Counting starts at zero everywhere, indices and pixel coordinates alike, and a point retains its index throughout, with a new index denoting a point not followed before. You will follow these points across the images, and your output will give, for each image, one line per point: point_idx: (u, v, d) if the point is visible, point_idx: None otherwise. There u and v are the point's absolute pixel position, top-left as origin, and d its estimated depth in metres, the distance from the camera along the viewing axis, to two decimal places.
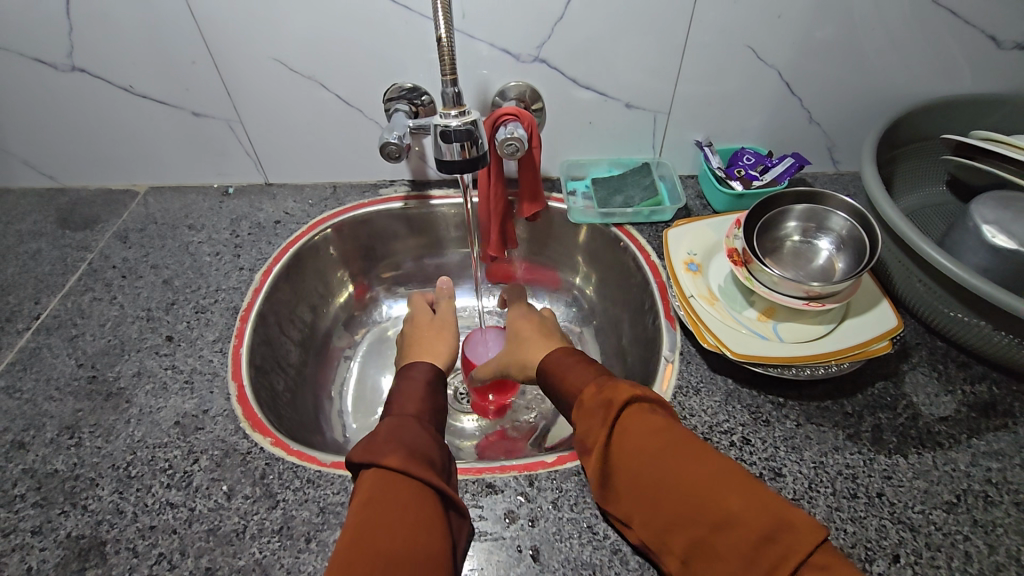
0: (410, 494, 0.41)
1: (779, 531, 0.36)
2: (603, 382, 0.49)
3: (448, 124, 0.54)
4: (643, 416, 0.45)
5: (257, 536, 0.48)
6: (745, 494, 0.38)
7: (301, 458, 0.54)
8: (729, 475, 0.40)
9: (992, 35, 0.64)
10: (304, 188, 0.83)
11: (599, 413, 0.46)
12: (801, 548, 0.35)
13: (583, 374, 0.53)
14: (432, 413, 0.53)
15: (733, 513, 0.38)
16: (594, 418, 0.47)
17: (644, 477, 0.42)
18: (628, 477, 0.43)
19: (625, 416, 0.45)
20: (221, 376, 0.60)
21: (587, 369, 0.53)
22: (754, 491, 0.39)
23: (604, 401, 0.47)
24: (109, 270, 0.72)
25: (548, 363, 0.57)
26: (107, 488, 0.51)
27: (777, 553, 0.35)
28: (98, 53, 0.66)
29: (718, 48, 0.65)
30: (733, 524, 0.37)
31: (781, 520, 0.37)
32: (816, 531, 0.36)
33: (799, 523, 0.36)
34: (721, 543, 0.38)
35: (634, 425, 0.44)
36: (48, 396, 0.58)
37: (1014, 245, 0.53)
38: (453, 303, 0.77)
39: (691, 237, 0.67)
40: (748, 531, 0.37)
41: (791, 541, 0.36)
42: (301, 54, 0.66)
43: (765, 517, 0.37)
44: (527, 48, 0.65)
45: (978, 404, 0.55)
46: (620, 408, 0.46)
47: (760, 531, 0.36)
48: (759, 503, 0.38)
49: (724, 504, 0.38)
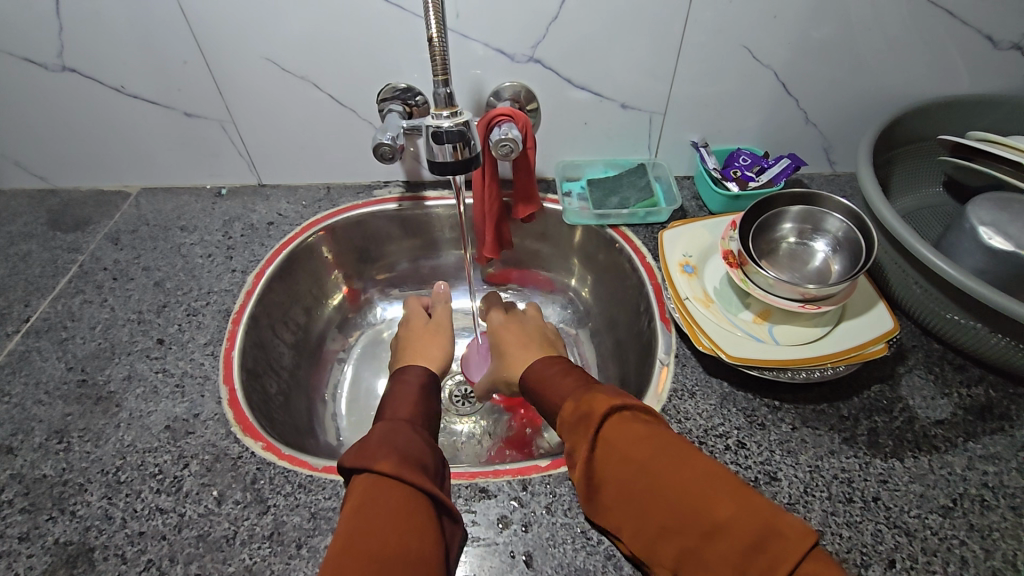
0: (398, 500, 0.41)
1: (769, 537, 0.36)
2: (588, 390, 0.49)
3: (440, 125, 0.54)
4: (630, 423, 0.44)
5: (247, 543, 0.47)
6: (737, 500, 0.38)
7: (292, 462, 0.53)
8: (720, 481, 0.39)
9: (990, 35, 0.63)
10: (299, 189, 0.82)
11: (585, 422, 0.46)
12: (792, 556, 0.35)
13: (569, 383, 0.52)
14: (425, 419, 0.52)
15: (725, 520, 0.37)
16: (581, 426, 0.46)
17: (634, 484, 0.41)
18: (617, 485, 0.43)
19: (610, 424, 0.45)
20: (212, 380, 0.60)
21: (575, 377, 0.53)
22: (744, 497, 0.38)
23: (590, 409, 0.46)
24: (99, 273, 0.71)
25: (537, 371, 0.56)
26: (96, 494, 0.51)
27: (768, 560, 0.35)
28: (88, 52, 0.66)
29: (714, 48, 0.65)
30: (725, 531, 0.37)
31: (773, 526, 0.36)
32: (806, 537, 0.35)
33: (789, 529, 0.36)
34: (715, 549, 0.37)
35: (621, 432, 0.44)
36: (37, 400, 0.58)
37: (1011, 247, 0.53)
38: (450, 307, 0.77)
39: (686, 239, 0.67)
40: (738, 539, 0.36)
41: (782, 547, 0.35)
42: (294, 54, 0.65)
43: (757, 525, 0.37)
44: (521, 48, 0.64)
45: (974, 407, 0.55)
46: (606, 417, 0.45)
47: (751, 538, 0.36)
48: (750, 510, 0.37)
49: (717, 511, 0.38)
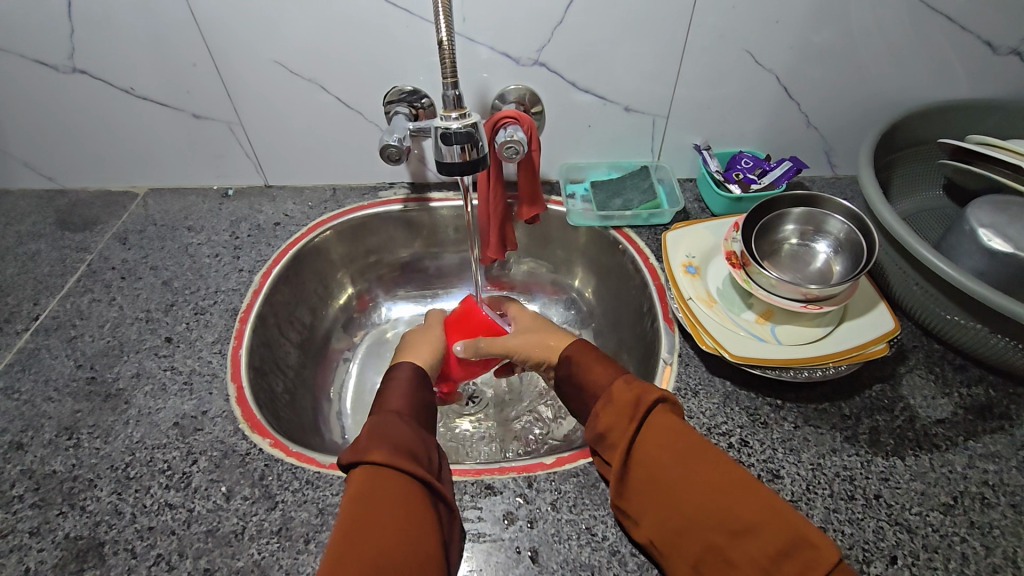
0: (407, 495, 0.41)
1: (798, 545, 0.37)
2: (633, 378, 0.50)
3: (448, 127, 0.54)
4: (664, 418, 0.46)
5: (256, 538, 0.48)
6: (764, 505, 0.39)
7: (300, 458, 0.54)
8: (749, 487, 0.40)
9: (989, 41, 0.64)
10: (304, 190, 0.83)
11: (628, 410, 0.47)
12: (819, 564, 0.36)
13: (608, 368, 0.54)
14: (416, 411, 0.52)
15: (755, 525, 0.38)
16: (623, 412, 0.48)
17: (666, 476, 0.43)
18: (649, 475, 0.44)
19: (655, 415, 0.46)
20: (220, 378, 0.60)
21: (614, 364, 0.54)
22: (774, 504, 0.39)
23: (636, 396, 0.48)
24: (108, 272, 0.72)
25: (579, 350, 0.57)
26: (106, 489, 0.51)
27: (796, 567, 0.37)
28: (100, 55, 0.67)
29: (717, 53, 0.66)
30: (754, 533, 0.38)
31: (801, 534, 0.38)
32: (834, 550, 0.37)
33: (818, 540, 0.37)
34: (739, 550, 0.38)
35: (656, 425, 0.45)
36: (47, 397, 0.58)
37: (1010, 248, 0.53)
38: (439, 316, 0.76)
39: (689, 240, 0.68)
40: (766, 544, 0.38)
41: (811, 557, 0.37)
42: (301, 56, 0.66)
43: (787, 533, 0.38)
44: (527, 52, 0.65)
45: (974, 406, 0.56)
46: (651, 407, 0.46)
47: (780, 545, 0.37)
48: (778, 517, 0.38)
49: (746, 514, 0.39)
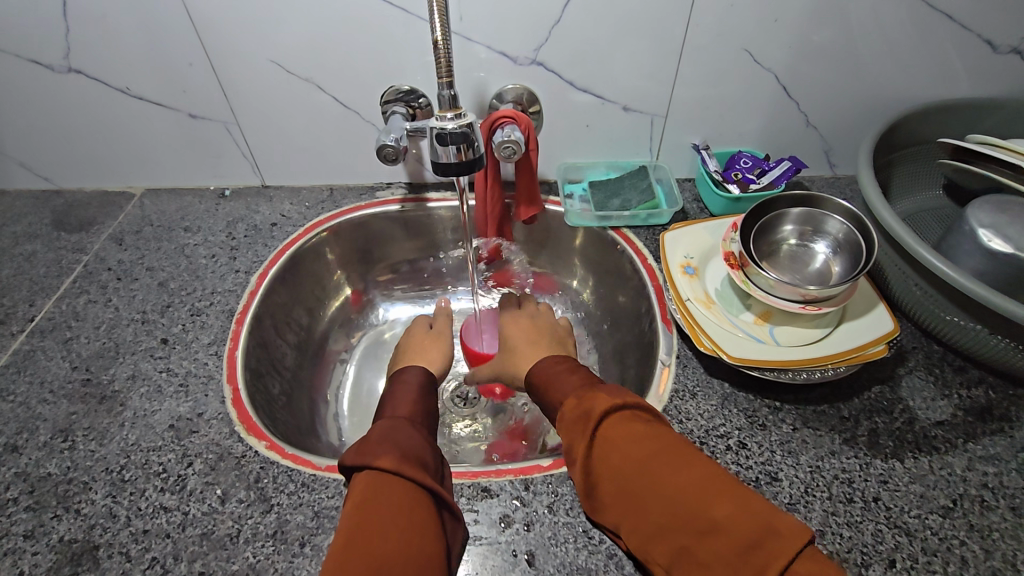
0: (385, 498, 0.41)
1: (767, 538, 0.36)
2: (589, 391, 0.51)
3: (444, 127, 0.54)
4: (637, 421, 0.46)
5: (251, 541, 0.48)
6: (734, 500, 0.39)
7: (295, 461, 0.53)
8: (715, 482, 0.40)
9: (990, 40, 0.64)
10: (301, 190, 0.82)
11: (584, 422, 0.47)
12: (788, 556, 0.35)
13: (574, 382, 0.54)
14: (423, 415, 0.54)
15: (721, 519, 0.38)
16: (583, 424, 0.48)
17: (632, 483, 0.42)
18: (618, 483, 0.43)
19: (616, 423, 0.46)
20: (216, 380, 0.60)
21: (579, 377, 0.55)
22: (739, 497, 0.39)
23: (593, 408, 0.48)
24: (104, 273, 0.72)
25: (542, 370, 0.58)
26: (100, 492, 0.51)
27: (768, 559, 0.36)
28: (95, 55, 0.66)
29: (716, 51, 0.65)
30: (723, 530, 0.38)
31: (770, 528, 0.37)
32: (805, 536, 0.36)
33: (785, 527, 0.37)
34: (712, 550, 0.38)
35: (630, 429, 0.45)
36: (42, 399, 0.58)
37: (1010, 249, 0.53)
38: (450, 321, 0.80)
39: (688, 240, 0.67)
40: (736, 537, 0.37)
41: (780, 546, 0.36)
42: (296, 56, 0.66)
43: (753, 525, 0.37)
44: (524, 51, 0.65)
45: (974, 408, 0.55)
46: (607, 416, 0.47)
47: (750, 538, 0.37)
48: (746, 512, 0.38)
49: (713, 510, 0.38)
